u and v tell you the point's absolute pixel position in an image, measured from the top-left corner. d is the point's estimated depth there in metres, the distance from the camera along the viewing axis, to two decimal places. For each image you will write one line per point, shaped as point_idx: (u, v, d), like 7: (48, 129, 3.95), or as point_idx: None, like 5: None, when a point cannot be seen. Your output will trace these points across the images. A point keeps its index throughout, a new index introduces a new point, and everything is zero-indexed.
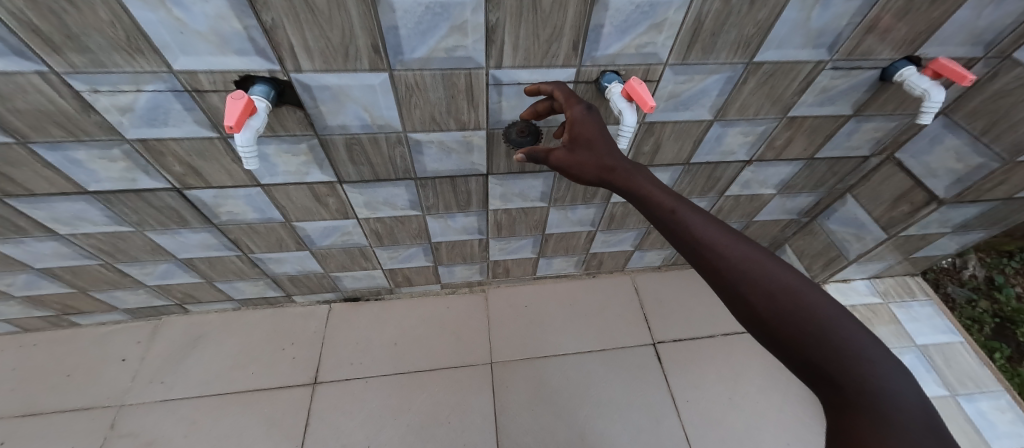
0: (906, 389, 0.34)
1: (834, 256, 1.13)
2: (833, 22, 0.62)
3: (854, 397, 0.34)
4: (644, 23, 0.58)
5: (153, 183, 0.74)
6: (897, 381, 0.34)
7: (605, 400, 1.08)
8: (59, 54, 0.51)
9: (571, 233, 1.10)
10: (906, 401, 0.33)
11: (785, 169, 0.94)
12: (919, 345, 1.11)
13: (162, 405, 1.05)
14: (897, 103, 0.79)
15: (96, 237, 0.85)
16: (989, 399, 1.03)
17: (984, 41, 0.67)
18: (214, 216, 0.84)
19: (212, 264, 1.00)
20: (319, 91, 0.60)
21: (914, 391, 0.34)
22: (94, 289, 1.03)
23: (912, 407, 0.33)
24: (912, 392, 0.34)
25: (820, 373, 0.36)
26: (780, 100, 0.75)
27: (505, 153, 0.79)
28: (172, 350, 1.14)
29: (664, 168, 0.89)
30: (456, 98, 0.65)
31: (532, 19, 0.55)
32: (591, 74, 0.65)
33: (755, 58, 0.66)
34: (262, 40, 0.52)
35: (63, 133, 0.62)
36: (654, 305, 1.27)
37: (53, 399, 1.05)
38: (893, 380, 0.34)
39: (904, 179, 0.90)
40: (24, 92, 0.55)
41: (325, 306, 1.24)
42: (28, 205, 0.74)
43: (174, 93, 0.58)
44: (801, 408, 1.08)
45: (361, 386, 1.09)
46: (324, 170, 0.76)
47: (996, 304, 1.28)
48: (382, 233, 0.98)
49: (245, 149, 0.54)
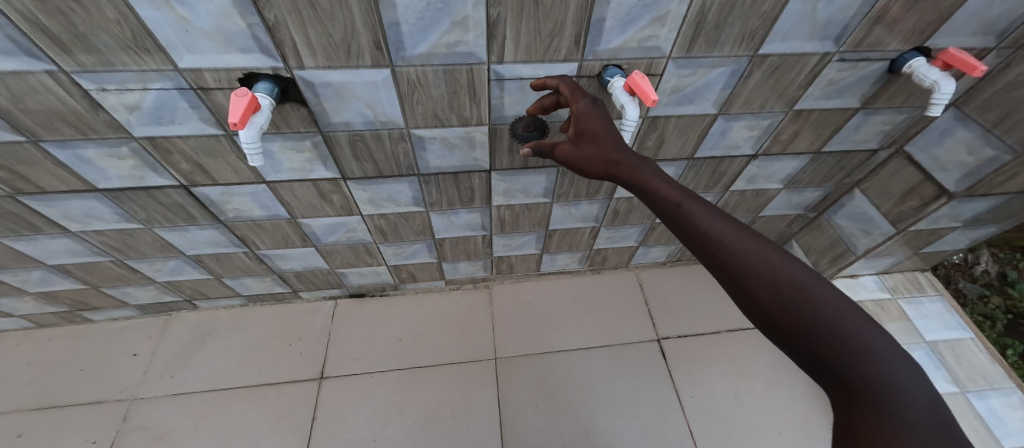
0: (915, 384, 0.33)
1: (842, 252, 1.12)
2: (839, 14, 0.61)
3: (861, 394, 0.33)
4: (647, 16, 0.57)
5: (161, 181, 0.75)
6: (906, 377, 0.34)
7: (609, 395, 1.09)
8: (67, 54, 0.52)
9: (574, 229, 1.10)
10: (915, 397, 0.33)
11: (791, 163, 0.93)
12: (929, 341, 1.10)
13: (172, 399, 1.07)
14: (906, 95, 0.77)
15: (107, 234, 0.87)
16: (1000, 396, 1.01)
17: (996, 30, 0.66)
18: (221, 213, 0.85)
19: (220, 260, 1.02)
20: (322, 88, 0.61)
21: (924, 388, 0.33)
22: (105, 285, 1.05)
23: (921, 403, 0.32)
24: (922, 387, 0.33)
25: (827, 369, 0.36)
26: (786, 93, 0.74)
27: (508, 148, 0.79)
28: (182, 346, 1.16)
29: (668, 163, 0.88)
30: (458, 94, 0.65)
31: (534, 13, 0.54)
32: (593, 68, 0.64)
33: (760, 51, 0.65)
34: (265, 38, 0.53)
35: (72, 132, 0.63)
36: (658, 301, 1.27)
37: (67, 393, 1.08)
38: (903, 376, 0.34)
39: (914, 172, 0.89)
40: (35, 91, 0.56)
41: (331, 302, 1.25)
42: (40, 203, 0.76)
43: (180, 91, 0.58)
44: (807, 405, 1.07)
45: (367, 381, 1.11)
46: (328, 166, 0.77)
47: (1009, 300, 1.26)
48: (387, 230, 0.99)
49: (249, 146, 0.55)
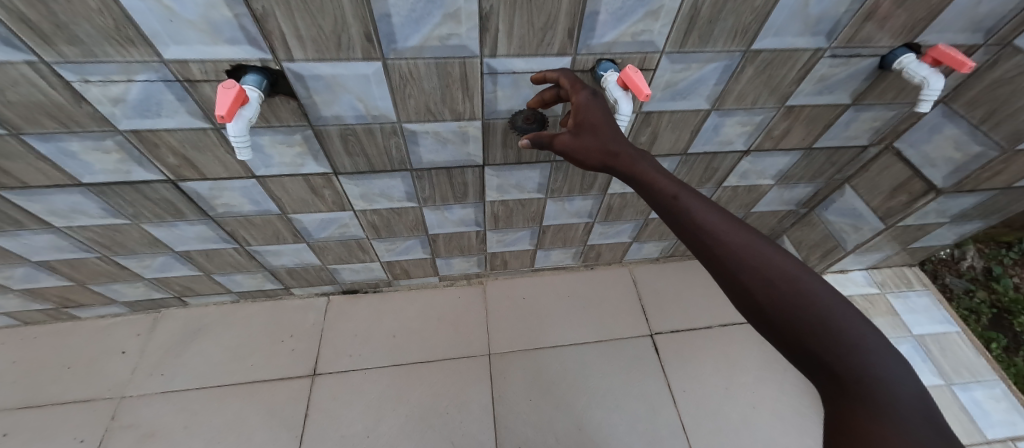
0: (902, 378, 0.34)
1: (831, 248, 1.13)
2: (832, 9, 0.61)
3: (852, 388, 0.34)
4: (641, 10, 0.57)
5: (148, 175, 0.74)
6: (894, 371, 0.34)
7: (603, 390, 1.09)
8: (48, 44, 0.50)
9: (568, 225, 1.10)
10: (903, 390, 0.33)
11: (782, 159, 0.93)
12: (915, 335, 1.11)
13: (162, 396, 1.06)
14: (896, 92, 0.78)
15: (92, 230, 0.85)
16: (983, 389, 1.02)
17: (985, 27, 0.67)
18: (209, 208, 0.84)
19: (209, 256, 1.00)
20: (313, 81, 0.60)
21: (911, 382, 0.34)
22: (92, 282, 1.03)
23: (909, 398, 0.33)
24: (909, 381, 0.34)
25: (817, 362, 0.36)
26: (778, 89, 0.74)
27: (501, 143, 0.78)
28: (173, 342, 1.15)
29: (661, 159, 0.89)
30: (451, 88, 0.65)
31: (527, 6, 0.54)
32: (587, 62, 0.64)
33: (753, 46, 0.65)
34: (253, 29, 0.52)
35: (55, 125, 0.61)
36: (652, 296, 1.28)
37: (55, 391, 1.06)
38: (890, 369, 0.34)
39: (903, 168, 0.90)
40: (16, 83, 0.54)
41: (323, 298, 1.24)
42: (23, 198, 0.74)
43: (166, 83, 0.57)
44: (797, 398, 1.09)
45: (360, 378, 1.10)
46: (320, 161, 0.76)
47: (993, 295, 1.29)
48: (379, 226, 0.98)
49: (237, 138, 0.54)
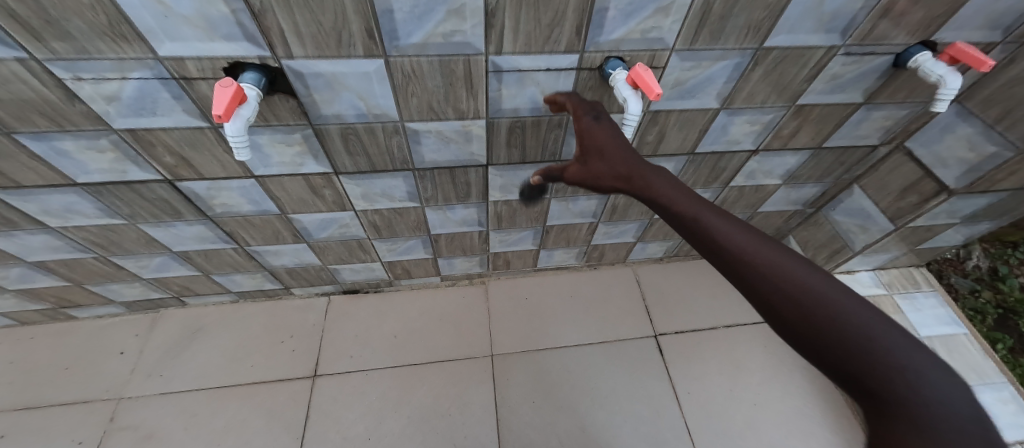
0: (962, 404, 0.29)
1: (838, 249, 1.11)
2: (847, 6, 0.59)
3: (901, 418, 0.29)
4: (651, 6, 0.55)
5: (144, 175, 0.72)
6: (950, 396, 0.29)
7: (606, 392, 1.08)
8: (39, 40, 0.49)
9: (572, 225, 1.09)
10: (962, 419, 0.28)
11: (790, 159, 0.92)
12: (923, 336, 1.09)
13: (161, 397, 1.05)
14: (909, 91, 0.76)
15: (89, 230, 0.84)
16: (992, 391, 1.01)
17: (1003, 24, 0.65)
18: (207, 208, 0.83)
19: (208, 256, 0.99)
20: (312, 78, 0.58)
21: (975, 409, 0.28)
22: (89, 282, 1.01)
23: (974, 429, 0.28)
24: (971, 409, 0.29)
25: (858, 388, 0.31)
26: (788, 88, 0.73)
27: (505, 142, 0.77)
28: (171, 343, 1.14)
29: (668, 158, 0.87)
30: (454, 86, 0.63)
31: (534, 2, 0.52)
32: (594, 60, 0.62)
33: (765, 44, 0.64)
34: (251, 25, 0.50)
35: (48, 123, 0.60)
36: (656, 297, 1.26)
37: (52, 392, 1.05)
38: (943, 394, 0.29)
39: (913, 169, 0.88)
40: (6, 81, 0.53)
41: (324, 298, 1.23)
42: (17, 198, 0.73)
43: (161, 80, 0.55)
44: (802, 401, 1.08)
45: (361, 379, 1.09)
46: (320, 161, 0.74)
47: (999, 295, 1.27)
48: (380, 226, 0.97)
49: (235, 139, 0.53)
